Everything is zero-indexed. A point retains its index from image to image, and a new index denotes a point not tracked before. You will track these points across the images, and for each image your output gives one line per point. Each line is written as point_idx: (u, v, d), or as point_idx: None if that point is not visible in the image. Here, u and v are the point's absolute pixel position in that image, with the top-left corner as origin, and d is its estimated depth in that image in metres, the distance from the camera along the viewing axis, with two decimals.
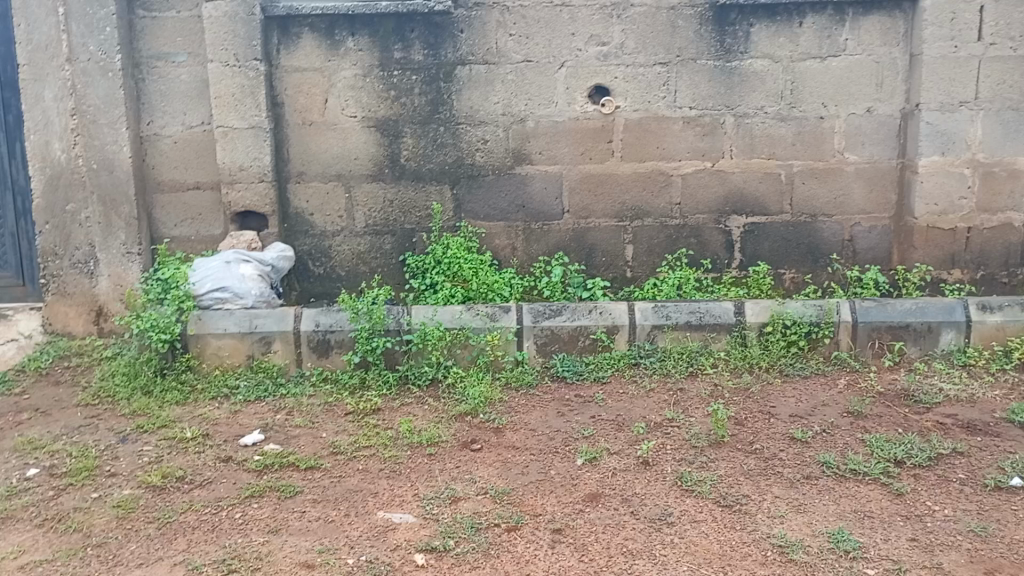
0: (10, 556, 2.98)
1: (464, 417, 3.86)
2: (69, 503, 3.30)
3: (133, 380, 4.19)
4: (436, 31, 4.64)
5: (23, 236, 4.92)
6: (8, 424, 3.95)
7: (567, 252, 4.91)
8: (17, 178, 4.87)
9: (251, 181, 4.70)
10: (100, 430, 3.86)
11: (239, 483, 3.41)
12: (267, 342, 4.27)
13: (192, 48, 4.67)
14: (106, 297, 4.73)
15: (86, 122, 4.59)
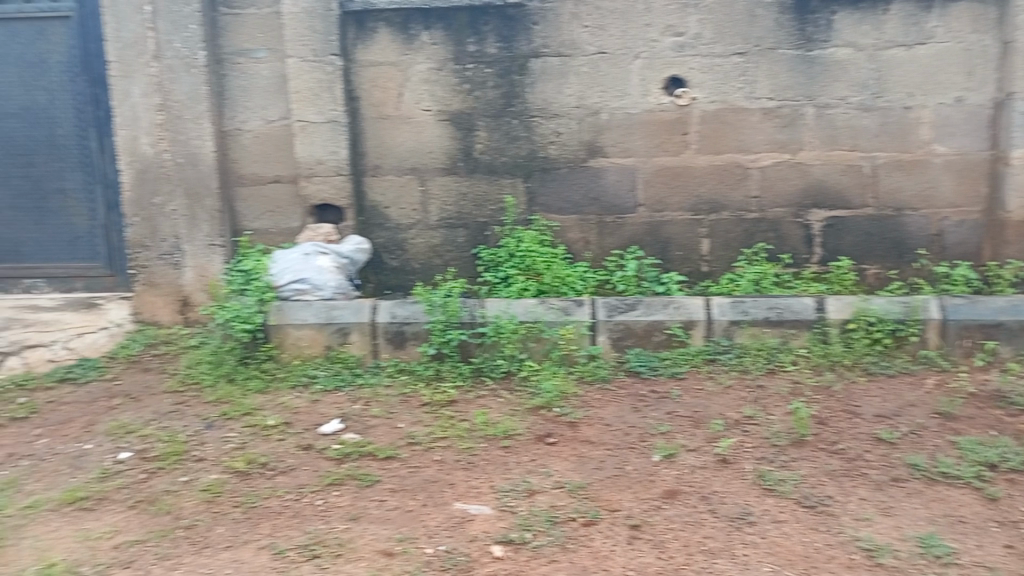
0: (106, 536, 3.11)
1: (539, 410, 3.87)
2: (159, 486, 3.43)
3: (218, 368, 4.34)
4: (510, 24, 4.64)
5: (113, 228, 5.15)
6: (101, 409, 4.11)
7: (642, 246, 4.87)
8: (108, 172, 5.07)
9: (329, 175, 4.79)
10: (187, 416, 3.99)
11: (320, 471, 3.49)
12: (345, 333, 4.34)
13: (272, 44, 4.76)
14: (191, 288, 4.90)
15: (172, 117, 4.73)
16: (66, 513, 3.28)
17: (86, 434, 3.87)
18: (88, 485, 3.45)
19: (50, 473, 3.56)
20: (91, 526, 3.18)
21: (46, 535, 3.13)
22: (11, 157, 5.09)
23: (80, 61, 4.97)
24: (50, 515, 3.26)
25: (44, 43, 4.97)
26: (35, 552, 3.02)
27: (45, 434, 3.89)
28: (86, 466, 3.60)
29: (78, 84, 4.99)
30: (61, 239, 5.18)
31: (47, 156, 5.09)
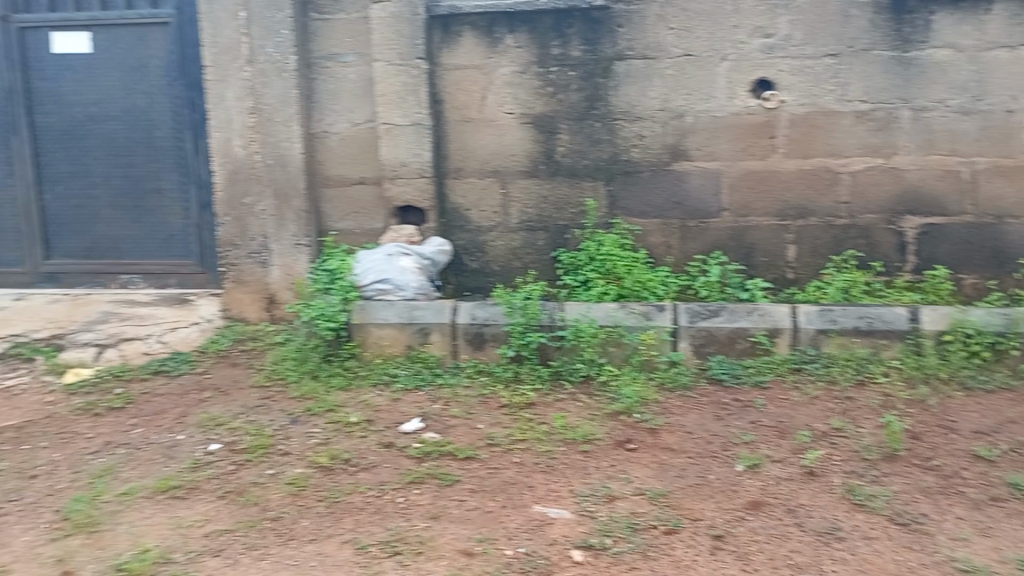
0: (197, 524, 3.22)
1: (618, 416, 3.84)
2: (247, 478, 3.53)
3: (302, 365, 4.45)
4: (595, 27, 4.62)
5: (206, 227, 5.34)
6: (192, 401, 4.25)
7: (725, 251, 4.79)
8: (201, 172, 5.27)
9: (412, 177, 4.86)
10: (273, 410, 4.10)
11: (401, 469, 3.53)
12: (425, 333, 4.40)
13: (360, 48, 4.85)
14: (278, 286, 5.03)
15: (263, 120, 4.87)
16: (159, 500, 3.41)
17: (178, 425, 4.02)
18: (180, 474, 3.58)
19: (144, 462, 3.71)
20: (183, 514, 3.29)
21: (140, 521, 3.26)
22: (112, 158, 5.32)
23: (178, 66, 5.17)
24: (145, 502, 3.39)
25: (145, 48, 5.18)
26: (130, 538, 3.15)
27: (140, 424, 4.05)
28: (178, 456, 3.74)
29: (175, 88, 5.19)
30: (156, 237, 5.39)
31: (146, 157, 5.30)
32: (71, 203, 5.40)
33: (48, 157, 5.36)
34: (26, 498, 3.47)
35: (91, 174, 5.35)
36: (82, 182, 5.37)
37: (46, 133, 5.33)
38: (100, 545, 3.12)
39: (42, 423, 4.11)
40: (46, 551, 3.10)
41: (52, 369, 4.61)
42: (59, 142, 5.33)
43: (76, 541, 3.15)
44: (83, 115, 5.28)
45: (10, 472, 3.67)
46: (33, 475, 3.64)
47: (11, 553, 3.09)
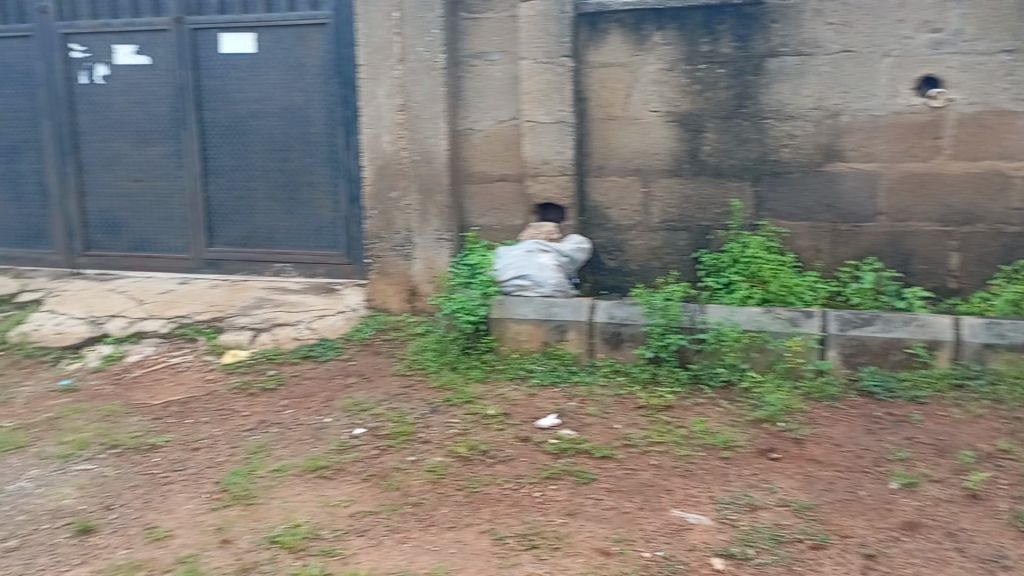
0: (343, 504, 3.36)
1: (761, 423, 3.73)
2: (390, 463, 3.65)
3: (442, 356, 4.56)
4: (748, 23, 4.51)
5: (353, 220, 5.56)
6: (339, 386, 4.44)
7: (880, 256, 4.56)
8: (351, 167, 5.48)
9: (554, 174, 4.89)
10: (414, 399, 4.21)
11: (538, 463, 3.56)
12: (563, 331, 4.41)
13: (507, 46, 4.91)
14: (420, 279, 5.17)
15: (412, 117, 5.02)
16: (308, 479, 3.58)
17: (325, 408, 4.20)
18: (328, 455, 3.75)
19: (294, 441, 3.90)
20: (330, 494, 3.44)
21: (291, 497, 3.43)
22: (271, 152, 5.62)
23: (334, 65, 5.40)
24: (295, 480, 3.57)
25: (303, 48, 5.44)
26: (283, 512, 3.32)
27: (291, 405, 4.26)
28: (326, 438, 3.91)
29: (331, 86, 5.43)
30: (308, 229, 5.66)
31: (300, 152, 5.57)
32: (232, 194, 5.74)
33: (213, 151, 5.71)
34: (189, 468, 3.72)
35: (251, 167, 5.67)
36: (243, 175, 5.69)
37: (213, 128, 5.69)
38: (255, 517, 3.31)
39: (203, 399, 4.40)
40: (207, 520, 3.31)
41: (212, 350, 4.92)
42: (224, 137, 5.68)
43: (233, 512, 3.35)
44: (246, 112, 5.61)
45: (175, 443, 3.95)
46: (195, 448, 3.90)
47: (176, 519, 3.32)
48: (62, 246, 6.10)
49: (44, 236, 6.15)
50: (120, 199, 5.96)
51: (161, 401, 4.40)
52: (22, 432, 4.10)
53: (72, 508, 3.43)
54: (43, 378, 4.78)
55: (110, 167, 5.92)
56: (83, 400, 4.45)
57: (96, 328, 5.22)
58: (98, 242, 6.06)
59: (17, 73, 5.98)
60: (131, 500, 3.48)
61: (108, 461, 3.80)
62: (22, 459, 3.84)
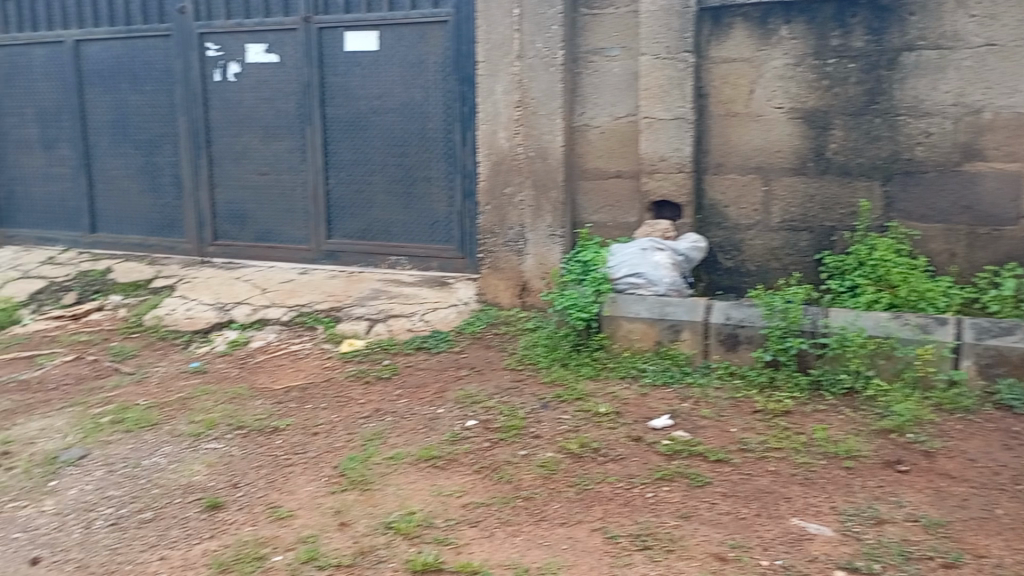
0: (456, 494, 3.41)
1: (888, 434, 3.57)
2: (501, 456, 3.68)
3: (552, 352, 4.57)
4: (883, 15, 4.34)
5: (467, 215, 5.62)
6: (451, 378, 4.50)
7: (1021, 262, 4.30)
8: (467, 163, 5.55)
9: (671, 172, 4.82)
10: (525, 393, 4.23)
11: (651, 464, 3.52)
12: (676, 330, 4.35)
13: (626, 42, 4.87)
14: (531, 274, 5.19)
15: (529, 113, 5.04)
16: (422, 467, 3.65)
17: (438, 399, 4.27)
18: (441, 445, 3.81)
19: (408, 430, 3.99)
20: (443, 483, 3.50)
21: (406, 485, 3.51)
22: (389, 148, 5.75)
23: (453, 62, 5.48)
24: (409, 468, 3.65)
25: (424, 45, 5.54)
26: (398, 499, 3.40)
27: (405, 395, 4.36)
28: (439, 428, 3.98)
29: (449, 82, 5.52)
30: (423, 223, 5.77)
31: (418, 148, 5.68)
32: (352, 188, 5.90)
33: (335, 145, 5.90)
34: (309, 452, 3.85)
35: (370, 162, 5.82)
36: (362, 169, 5.85)
37: (335, 124, 5.87)
38: (371, 502, 3.40)
39: (321, 386, 4.55)
40: (327, 502, 3.43)
41: (331, 339, 5.09)
42: (345, 133, 5.85)
43: (351, 496, 3.45)
44: (367, 108, 5.76)
45: (296, 427, 4.10)
46: (315, 432, 4.04)
47: (297, 500, 3.45)
48: (192, 235, 6.43)
49: (177, 225, 6.50)
50: (247, 191, 6.23)
51: (283, 386, 4.59)
52: (156, 410, 4.35)
53: (202, 484, 3.61)
54: (174, 359, 5.05)
55: (239, 160, 6.20)
56: (211, 382, 4.68)
57: (223, 314, 5.48)
58: (225, 233, 6.36)
59: (157, 70, 6.33)
60: (256, 479, 3.64)
61: (235, 441, 3.98)
62: (156, 435, 4.06)
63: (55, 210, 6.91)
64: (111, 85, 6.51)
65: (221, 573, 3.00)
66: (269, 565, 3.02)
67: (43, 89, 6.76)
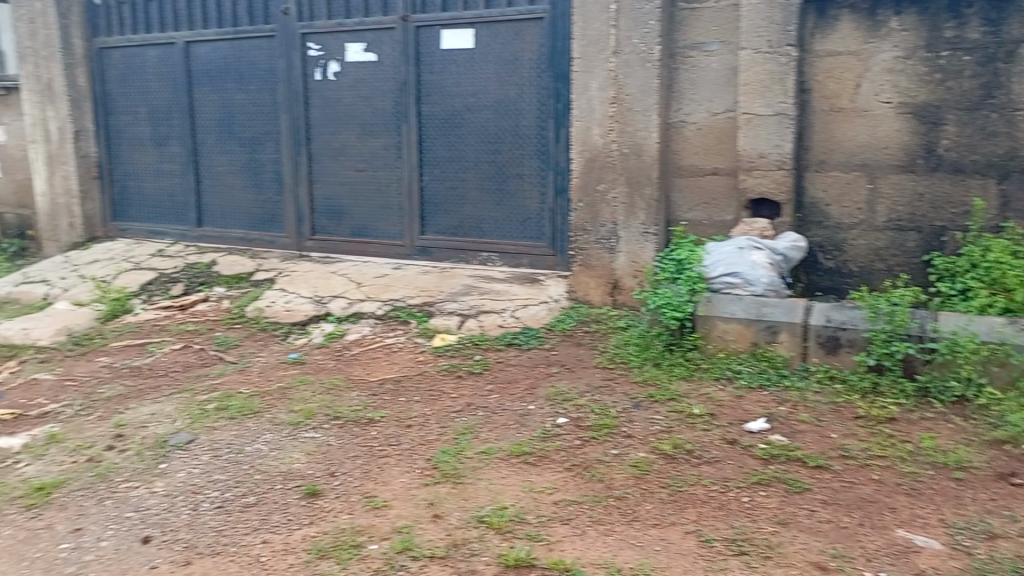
0: (547, 491, 3.41)
1: (1001, 445, 3.42)
2: (593, 455, 3.67)
3: (644, 352, 4.52)
4: (1001, 6, 4.21)
5: (559, 212, 5.61)
6: (541, 375, 4.51)
7: None
8: (559, 160, 5.54)
9: (770, 169, 4.70)
10: (617, 392, 4.20)
11: (746, 468, 3.44)
12: (774, 332, 4.25)
13: (726, 36, 4.79)
14: (623, 272, 5.15)
15: (624, 109, 5.00)
16: (514, 463, 3.67)
17: (530, 395, 4.29)
18: (532, 442, 3.82)
19: (500, 425, 4.01)
20: (535, 480, 3.51)
21: (498, 480, 3.53)
22: (483, 144, 5.80)
23: (548, 58, 5.48)
24: (501, 463, 3.68)
25: (519, 42, 5.56)
26: (491, 494, 3.43)
27: (496, 390, 4.39)
28: (530, 424, 3.99)
29: (544, 79, 5.52)
30: (515, 219, 5.79)
31: (511, 145, 5.70)
32: (445, 184, 5.98)
33: (430, 142, 5.98)
34: (403, 444, 3.93)
35: (463, 158, 5.88)
36: (456, 166, 5.92)
37: (430, 121, 5.95)
38: (464, 495, 3.44)
39: (414, 379, 4.64)
40: (420, 494, 3.48)
41: (423, 333, 5.17)
42: (440, 130, 5.92)
43: (444, 489, 3.50)
44: (462, 105, 5.82)
45: (390, 419, 4.18)
46: (408, 425, 4.11)
47: (391, 491, 3.52)
48: (292, 230, 6.63)
49: (277, 220, 6.72)
50: (344, 187, 6.38)
51: (378, 378, 4.69)
52: (258, 398, 4.50)
53: (301, 471, 3.72)
54: (274, 350, 5.22)
55: (337, 157, 6.35)
56: (309, 373, 4.82)
57: (320, 307, 5.63)
58: (323, 227, 6.54)
59: (261, 69, 6.55)
60: (353, 469, 3.73)
61: (332, 431, 4.09)
62: (258, 423, 4.21)
63: (165, 205, 7.23)
64: (218, 84, 6.77)
65: (320, 559, 3.08)
66: (366, 553, 3.09)
67: (155, 89, 7.08)
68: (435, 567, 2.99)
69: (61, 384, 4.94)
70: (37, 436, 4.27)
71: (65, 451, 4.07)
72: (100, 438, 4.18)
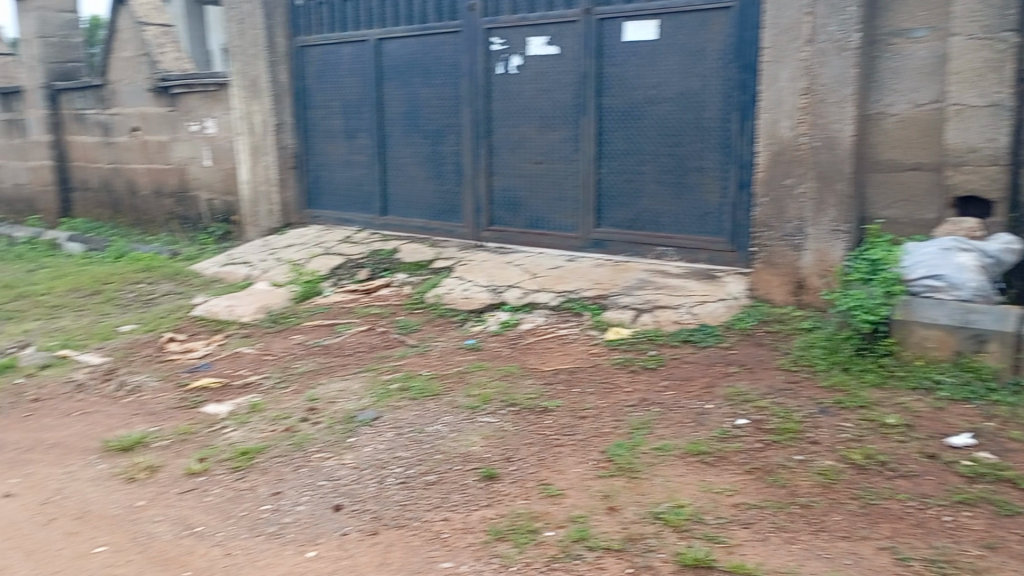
0: (726, 493, 3.32)
1: None
2: (775, 459, 3.53)
3: (832, 355, 4.31)
4: None
5: (741, 207, 5.44)
6: (719, 374, 4.38)
7: None
8: (743, 153, 5.36)
9: (982, 164, 4.38)
10: (801, 396, 4.02)
11: (948, 485, 3.21)
12: (981, 341, 3.98)
13: (935, 22, 4.47)
14: (809, 271, 4.94)
15: (816, 101, 4.79)
16: (690, 462, 3.59)
17: (707, 394, 4.18)
18: (710, 441, 3.73)
19: (676, 423, 3.94)
20: (713, 481, 3.42)
21: (674, 477, 3.47)
22: (663, 137, 5.71)
23: (735, 48, 5.32)
24: (677, 460, 3.61)
25: (705, 33, 5.43)
26: (667, 491, 3.38)
27: (672, 387, 4.32)
28: (708, 424, 3.90)
29: (730, 70, 5.36)
30: (693, 214, 5.66)
31: (693, 137, 5.58)
32: (622, 177, 5.93)
33: (609, 135, 5.95)
34: (578, 434, 3.94)
35: (642, 151, 5.81)
36: (634, 159, 5.86)
37: (609, 114, 5.92)
38: (639, 490, 3.41)
39: (589, 371, 4.64)
40: (595, 485, 3.48)
41: (597, 325, 5.16)
42: (620, 122, 5.88)
43: (619, 482, 3.48)
44: (643, 98, 5.75)
45: (564, 409, 4.21)
46: (583, 416, 4.12)
47: (567, 480, 3.55)
48: (470, 221, 6.83)
49: (457, 210, 6.93)
50: (521, 179, 6.48)
51: (552, 368, 4.73)
52: (437, 381, 4.67)
53: (479, 454, 3.82)
54: (452, 336, 5.39)
55: (516, 149, 6.46)
56: (485, 359, 4.94)
57: (496, 296, 5.76)
58: (500, 218, 6.67)
59: (446, 64, 6.77)
60: (528, 455, 3.79)
61: (508, 417, 4.17)
62: (438, 405, 4.36)
63: (353, 194, 7.63)
64: (406, 79, 7.05)
65: (498, 541, 3.15)
66: (542, 539, 3.13)
67: (348, 84, 7.48)
68: (611, 559, 2.98)
69: (261, 358, 5.34)
70: (241, 405, 4.64)
71: (266, 419, 4.40)
72: (296, 409, 4.48)
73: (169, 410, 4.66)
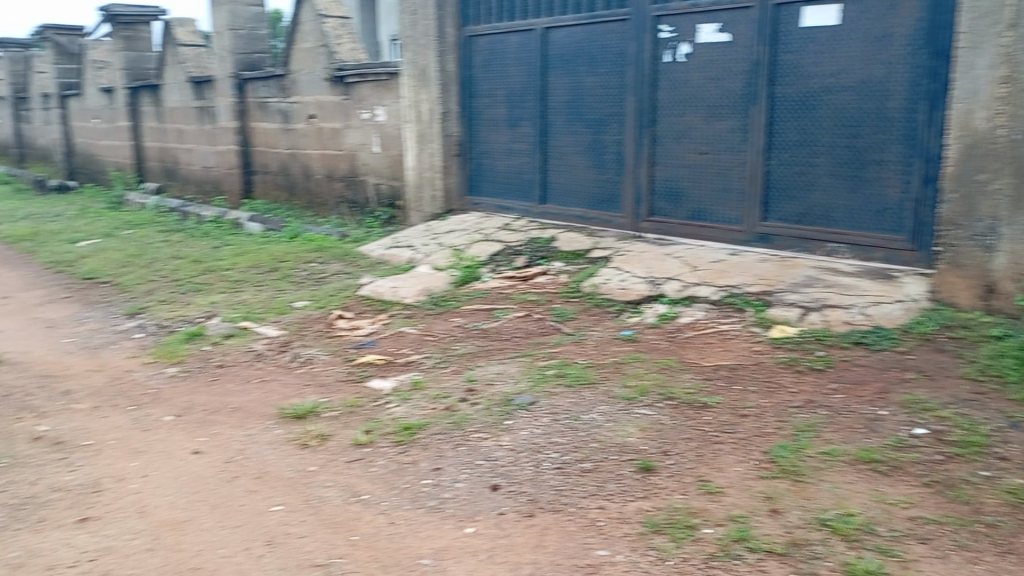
0: (900, 504, 3.13)
1: None
2: (958, 473, 3.29)
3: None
4: None
5: (924, 203, 5.09)
6: (895, 379, 4.13)
7: None
8: (930, 146, 5.02)
9: None
10: (989, 409, 3.74)
11: None
12: None
13: None
14: (1001, 274, 4.58)
15: (1019, 90, 4.42)
16: (861, 469, 3.41)
17: (881, 400, 3.95)
18: (884, 450, 3.52)
19: (846, 428, 3.74)
20: (886, 491, 3.23)
21: (843, 484, 3.31)
22: (840, 127, 5.43)
23: (927, 33, 4.97)
24: (847, 467, 3.43)
25: (893, 17, 5.10)
26: (835, 498, 3.22)
27: (841, 390, 4.11)
28: (881, 431, 3.68)
29: (919, 57, 5.02)
30: (870, 209, 5.35)
31: (873, 128, 5.27)
32: (793, 169, 5.69)
33: (780, 126, 5.73)
34: (739, 433, 3.83)
35: (816, 142, 5.55)
36: (807, 150, 5.61)
37: (782, 103, 5.69)
38: (804, 495, 3.27)
39: (751, 368, 4.49)
40: (757, 486, 3.37)
41: (760, 322, 4.98)
42: (793, 112, 5.64)
43: (783, 484, 3.36)
44: (820, 86, 5.48)
45: (724, 406, 4.10)
46: (744, 414, 3.99)
47: (726, 478, 3.45)
48: (629, 211, 6.76)
49: (616, 200, 6.88)
50: (684, 170, 6.35)
51: (712, 363, 4.61)
52: (593, 370, 4.66)
53: (635, 446, 3.79)
54: (609, 326, 5.36)
55: (680, 139, 6.33)
56: (642, 351, 4.88)
57: (655, 288, 5.68)
58: (661, 209, 6.57)
59: (612, 53, 6.72)
60: (686, 451, 3.71)
61: (665, 411, 4.10)
62: (594, 393, 4.36)
63: (513, 182, 7.74)
64: (571, 68, 7.06)
65: (655, 533, 3.11)
66: (700, 535, 3.06)
67: (513, 73, 7.58)
68: (773, 562, 2.88)
69: (423, 338, 5.52)
70: (404, 382, 4.82)
71: (427, 397, 4.54)
72: (455, 389, 4.61)
73: (337, 383, 4.91)
